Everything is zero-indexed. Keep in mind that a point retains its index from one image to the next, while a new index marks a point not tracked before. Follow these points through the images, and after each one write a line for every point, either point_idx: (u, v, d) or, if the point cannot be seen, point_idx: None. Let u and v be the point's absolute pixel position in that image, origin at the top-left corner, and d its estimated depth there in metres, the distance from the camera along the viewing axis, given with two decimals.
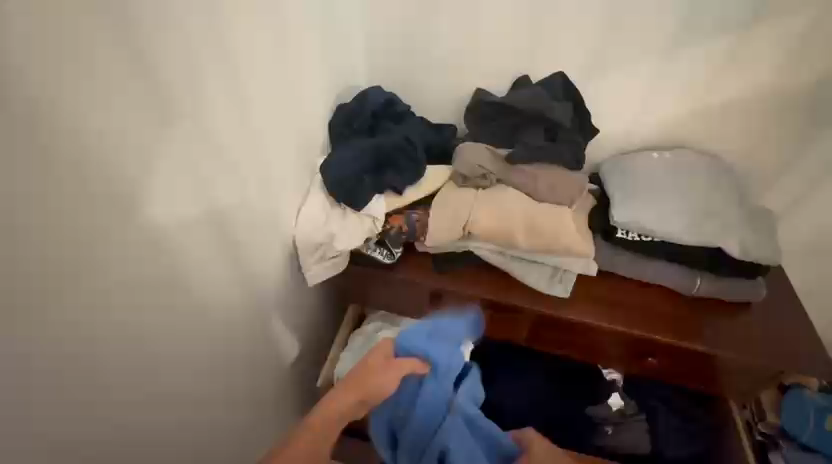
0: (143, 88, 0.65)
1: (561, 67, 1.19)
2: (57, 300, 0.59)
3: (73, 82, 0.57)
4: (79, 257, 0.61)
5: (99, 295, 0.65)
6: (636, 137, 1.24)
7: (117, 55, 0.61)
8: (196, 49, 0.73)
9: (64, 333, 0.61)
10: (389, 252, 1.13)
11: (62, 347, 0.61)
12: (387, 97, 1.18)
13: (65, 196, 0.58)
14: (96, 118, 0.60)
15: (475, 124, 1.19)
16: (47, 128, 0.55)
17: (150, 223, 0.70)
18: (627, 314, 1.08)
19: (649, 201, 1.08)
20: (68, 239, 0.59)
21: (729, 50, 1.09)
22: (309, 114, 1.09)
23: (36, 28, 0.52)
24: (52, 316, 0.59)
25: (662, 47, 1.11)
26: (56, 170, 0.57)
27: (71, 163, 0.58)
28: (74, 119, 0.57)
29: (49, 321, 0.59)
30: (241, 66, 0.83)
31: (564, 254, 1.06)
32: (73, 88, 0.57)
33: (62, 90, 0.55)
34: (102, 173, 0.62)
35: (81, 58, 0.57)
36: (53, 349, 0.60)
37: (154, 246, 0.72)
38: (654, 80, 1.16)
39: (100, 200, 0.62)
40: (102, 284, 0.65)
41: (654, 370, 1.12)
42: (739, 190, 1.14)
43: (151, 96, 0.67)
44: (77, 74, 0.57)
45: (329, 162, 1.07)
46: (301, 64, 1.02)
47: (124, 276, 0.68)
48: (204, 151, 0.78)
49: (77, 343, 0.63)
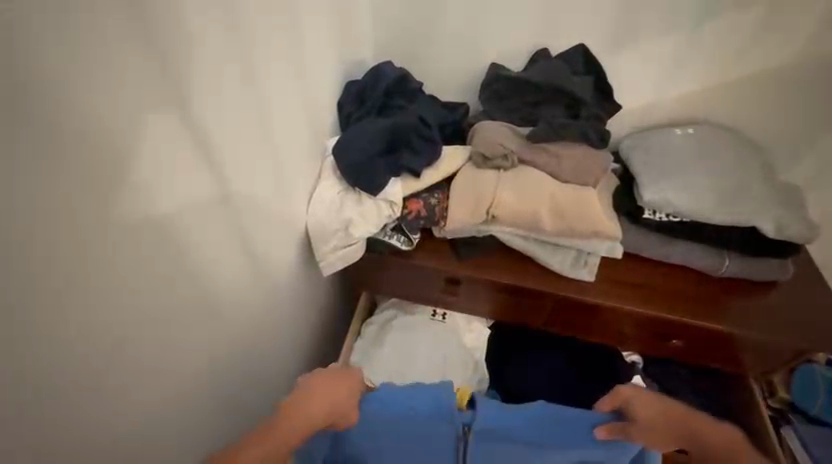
0: (151, 62, 0.58)
1: (583, 40, 1.11)
2: (66, 301, 0.53)
3: (73, 53, 0.49)
4: (88, 253, 0.54)
5: (105, 299, 0.58)
6: (657, 113, 1.19)
7: (122, 23, 0.53)
8: (199, 25, 0.64)
9: (76, 335, 0.55)
10: (407, 238, 1.08)
11: (73, 353, 0.55)
12: (398, 73, 1.10)
13: (71, 184, 0.51)
14: (102, 96, 0.52)
15: (491, 101, 1.12)
16: (39, 109, 0.47)
17: (159, 213, 0.63)
18: (652, 297, 1.05)
19: (677, 180, 1.04)
20: (76, 234, 0.53)
21: (756, 25, 1.04)
22: (318, 94, 1.01)
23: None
24: (60, 325, 0.53)
25: (689, 20, 1.05)
26: (60, 155, 0.49)
27: (74, 147, 0.51)
28: (76, 95, 0.50)
29: (59, 325, 0.53)
30: (249, 42, 0.75)
31: (589, 237, 1.03)
32: (73, 60, 0.49)
33: (57, 69, 0.47)
34: (109, 158, 0.55)
35: (82, 37, 0.49)
36: (62, 355, 0.54)
37: (163, 237, 0.65)
38: (681, 53, 1.09)
39: (107, 188, 0.55)
40: (106, 284, 0.58)
41: (677, 352, 1.11)
42: (766, 168, 1.10)
43: (160, 71, 0.59)
44: (79, 44, 0.49)
45: (341, 144, 1.00)
46: (311, 38, 0.94)
47: (134, 272, 0.62)
48: (213, 136, 0.71)
49: (89, 346, 0.57)
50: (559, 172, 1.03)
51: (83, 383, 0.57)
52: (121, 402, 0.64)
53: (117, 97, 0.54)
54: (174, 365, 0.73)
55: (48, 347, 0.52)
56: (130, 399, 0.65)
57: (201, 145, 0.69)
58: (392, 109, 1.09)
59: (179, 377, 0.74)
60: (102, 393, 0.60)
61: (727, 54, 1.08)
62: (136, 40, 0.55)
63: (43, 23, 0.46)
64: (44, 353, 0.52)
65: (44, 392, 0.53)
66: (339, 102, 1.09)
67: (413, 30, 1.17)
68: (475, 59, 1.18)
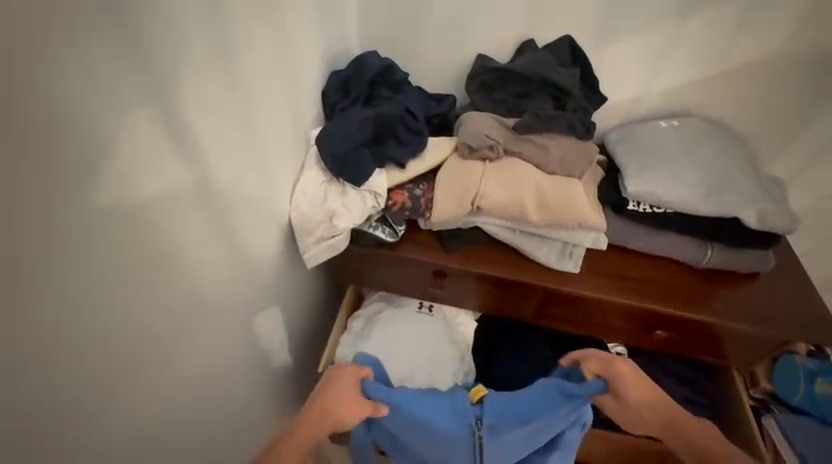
0: (125, 44, 0.55)
1: (570, 31, 1.11)
2: (40, 289, 0.51)
3: (44, 29, 0.46)
4: (63, 241, 0.52)
5: (83, 287, 0.56)
6: (642, 106, 1.19)
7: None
8: (175, 5, 0.62)
9: (52, 325, 0.53)
10: (393, 230, 1.07)
11: (49, 343, 0.53)
12: (384, 63, 1.09)
13: (41, 169, 0.49)
14: (74, 78, 0.50)
15: (478, 92, 1.11)
16: (11, 85, 0.45)
17: (138, 202, 0.61)
18: (637, 289, 1.06)
19: (662, 172, 1.04)
20: (47, 221, 0.50)
21: (743, 16, 1.03)
22: (302, 83, 0.99)
23: None
24: (38, 309, 0.51)
25: (676, 11, 1.04)
26: (29, 138, 0.47)
27: (43, 129, 0.48)
28: (46, 74, 0.48)
29: (35, 314, 0.51)
30: (232, 26, 0.74)
31: (575, 228, 1.03)
32: (48, 34, 0.47)
33: (29, 45, 0.45)
34: (84, 144, 0.52)
35: (54, 9, 0.47)
36: (38, 346, 0.52)
37: (144, 228, 0.63)
38: (669, 44, 1.09)
39: (81, 175, 0.53)
40: (83, 271, 0.56)
41: (662, 343, 1.12)
42: (751, 160, 1.11)
43: (137, 53, 0.57)
44: (51, 22, 0.47)
45: (326, 134, 0.99)
46: (296, 26, 0.92)
47: (115, 263, 0.60)
48: (194, 120, 0.69)
49: (71, 335, 0.56)
50: (544, 163, 1.02)
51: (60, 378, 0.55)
52: (106, 396, 0.62)
53: (90, 81, 0.52)
54: (158, 360, 0.71)
55: (28, 334, 0.51)
56: (115, 390, 0.64)
57: (184, 134, 0.67)
58: (377, 99, 1.08)
59: (166, 372, 0.73)
60: (85, 386, 0.59)
61: (715, 46, 1.08)
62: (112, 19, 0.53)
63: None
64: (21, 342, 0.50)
65: (23, 384, 0.51)
66: (323, 93, 1.07)
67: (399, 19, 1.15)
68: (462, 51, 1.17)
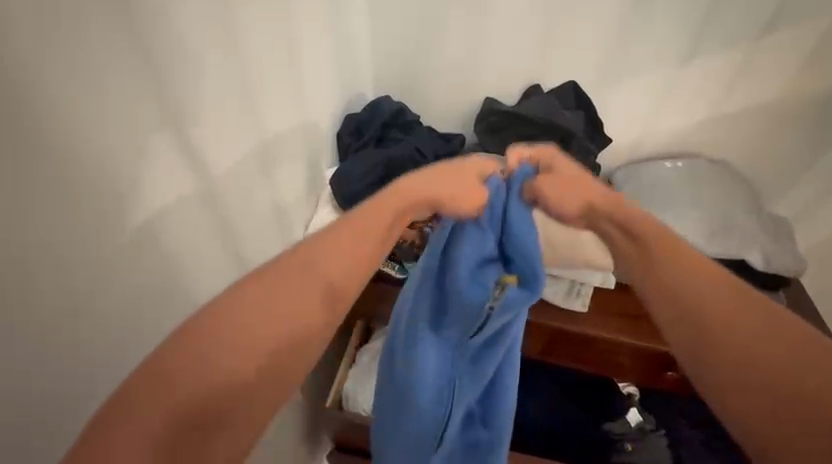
0: (144, 96, 0.61)
1: (574, 77, 1.16)
2: (59, 317, 0.55)
3: (85, 89, 0.53)
4: (80, 273, 0.56)
5: (100, 318, 0.60)
6: (646, 146, 1.22)
7: (115, 59, 0.56)
8: (197, 60, 0.69)
9: (66, 355, 0.57)
10: (400, 266, 1.10)
11: (63, 371, 0.56)
12: (396, 106, 1.15)
13: (64, 211, 0.53)
14: (99, 128, 0.56)
15: (486, 133, 1.16)
16: (55, 138, 0.51)
17: (151, 234, 0.66)
18: (647, 329, 1.06)
19: (667, 212, 1.07)
20: (67, 258, 0.54)
21: (739, 63, 1.08)
22: (318, 126, 1.06)
23: (55, 38, 0.50)
24: (58, 340, 0.55)
25: (674, 58, 1.09)
26: (56, 183, 0.52)
27: (77, 174, 0.54)
28: (82, 123, 0.54)
29: (55, 343, 0.55)
30: (247, 76, 0.80)
31: (582, 267, 1.04)
32: (88, 93, 0.54)
33: (75, 102, 0.52)
34: (103, 186, 0.57)
35: (91, 71, 0.54)
36: (54, 373, 0.55)
37: (153, 262, 0.67)
38: (668, 88, 1.13)
39: (100, 214, 0.58)
40: (101, 303, 0.60)
41: (673, 383, 1.10)
42: (755, 200, 1.12)
43: (154, 104, 0.63)
44: (79, 75, 0.52)
45: (340, 173, 1.03)
46: (308, 73, 0.99)
47: (126, 294, 0.64)
48: (214, 163, 0.75)
49: (79, 367, 0.58)
50: None
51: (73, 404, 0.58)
52: None
53: (122, 131, 0.59)
54: None
55: (44, 364, 0.54)
56: None
57: (196, 174, 0.72)
58: (389, 140, 1.12)
59: None
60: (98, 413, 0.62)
61: (713, 90, 1.12)
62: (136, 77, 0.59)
63: (59, 61, 0.50)
64: (37, 369, 0.53)
65: (38, 411, 0.54)
66: (338, 134, 1.13)
67: (411, 65, 1.22)
68: (470, 95, 1.23)
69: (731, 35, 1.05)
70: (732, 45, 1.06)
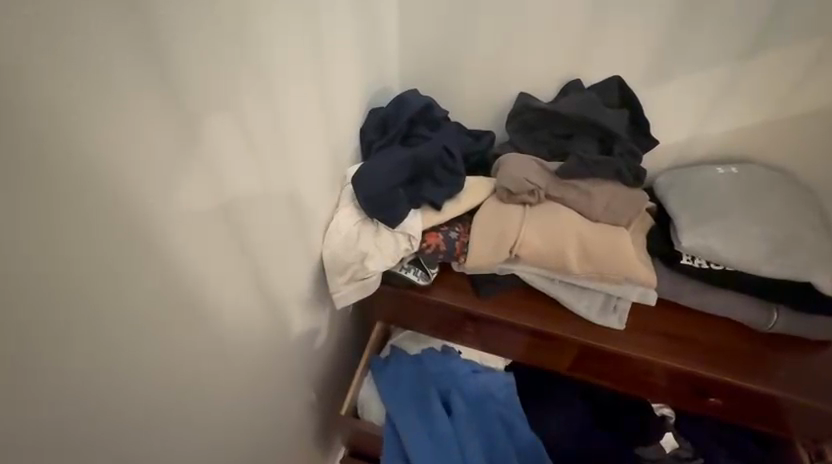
0: (169, 98, 0.54)
1: (620, 72, 1.05)
2: (69, 337, 0.49)
3: (93, 79, 0.45)
4: (93, 284, 0.50)
5: (111, 334, 0.54)
6: (696, 149, 1.12)
7: (133, 53, 0.48)
8: (215, 50, 0.59)
9: (74, 378, 0.51)
10: (425, 272, 1.04)
11: (71, 394, 0.51)
12: (424, 102, 1.06)
13: (85, 226, 0.48)
14: (117, 127, 0.48)
15: (518, 132, 1.07)
16: (49, 134, 0.42)
17: (172, 245, 0.59)
18: (690, 350, 0.98)
19: (720, 224, 0.96)
20: (80, 274, 0.49)
21: (816, 58, 0.94)
22: (341, 120, 0.98)
23: (57, 18, 0.41)
24: (58, 365, 0.49)
25: (738, 50, 0.96)
26: (54, 184, 0.44)
27: (85, 176, 0.46)
28: (90, 118, 0.45)
29: (68, 367, 0.50)
30: (270, 74, 0.71)
31: (620, 282, 0.96)
32: (96, 84, 0.45)
33: (77, 98, 0.44)
34: (123, 196, 0.51)
35: (93, 55, 0.44)
36: (60, 406, 0.50)
37: (173, 279, 0.61)
38: (729, 86, 1.01)
39: (122, 221, 0.52)
40: (112, 318, 0.54)
41: (714, 409, 1.02)
42: (823, 216, 1.00)
43: (177, 106, 0.55)
44: (83, 63, 0.44)
45: (362, 172, 0.97)
46: (332, 69, 0.90)
47: (142, 315, 0.58)
48: (237, 164, 0.67)
49: (92, 394, 0.54)
50: (589, 210, 0.97)
51: (83, 421, 0.54)
52: (126, 440, 0.61)
53: (136, 127, 0.50)
54: (179, 399, 0.69)
55: (50, 387, 0.49)
56: (134, 433, 0.62)
57: (213, 178, 0.63)
58: (415, 138, 1.06)
59: (184, 411, 0.71)
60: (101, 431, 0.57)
61: (779, 90, 0.99)
62: (165, 80, 0.52)
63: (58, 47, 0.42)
64: (39, 398, 0.48)
65: (48, 440, 0.50)
66: (361, 130, 1.06)
67: (439, 56, 1.13)
68: (503, 90, 1.15)
69: (820, 23, 0.90)
70: (816, 35, 0.92)
